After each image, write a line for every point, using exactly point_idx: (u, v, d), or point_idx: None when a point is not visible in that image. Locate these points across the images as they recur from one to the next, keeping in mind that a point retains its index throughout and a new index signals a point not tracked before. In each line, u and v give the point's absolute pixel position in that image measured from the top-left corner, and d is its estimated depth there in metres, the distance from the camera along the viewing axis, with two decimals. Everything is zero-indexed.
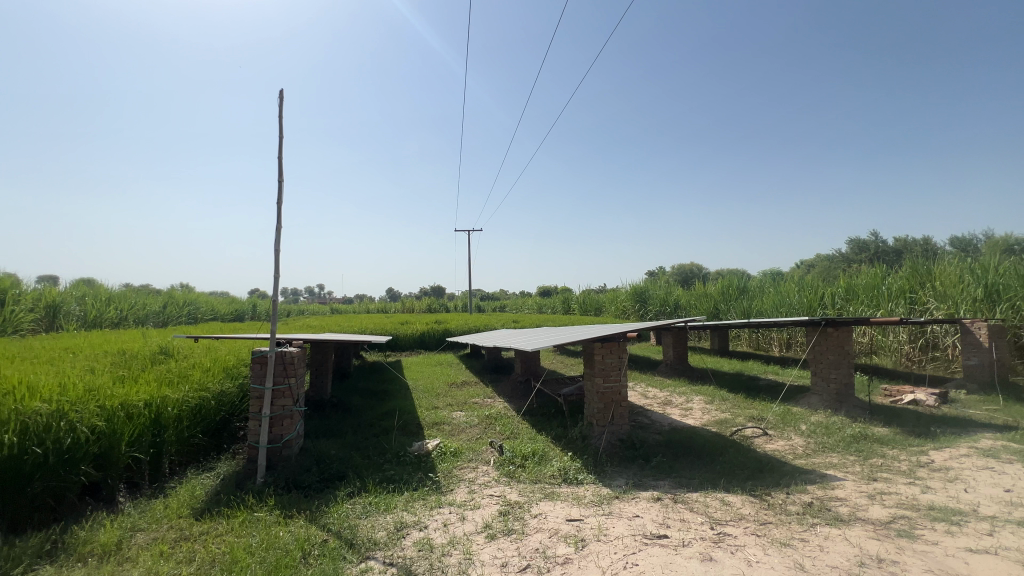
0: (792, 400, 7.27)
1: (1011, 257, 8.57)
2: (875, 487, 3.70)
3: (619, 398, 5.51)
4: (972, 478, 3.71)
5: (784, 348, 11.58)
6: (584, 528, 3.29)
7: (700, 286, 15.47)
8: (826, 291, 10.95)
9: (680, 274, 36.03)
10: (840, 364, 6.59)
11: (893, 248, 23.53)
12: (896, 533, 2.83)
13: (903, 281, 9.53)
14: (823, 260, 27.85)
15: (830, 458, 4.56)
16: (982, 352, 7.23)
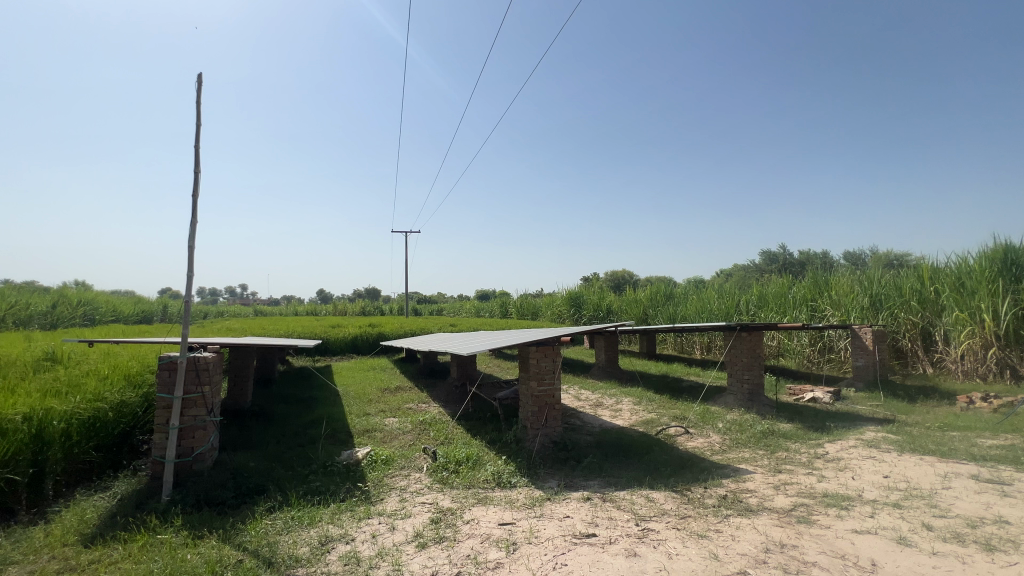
0: (711, 399, 7.80)
1: (891, 270, 9.79)
2: (780, 478, 4.05)
3: (552, 401, 5.61)
4: (858, 466, 4.18)
5: (705, 351, 12.40)
6: (516, 531, 3.31)
7: (631, 292, 16.20)
8: (742, 298, 11.88)
9: (613, 280, 37.50)
10: (752, 366, 7.16)
11: (798, 260, 26.01)
12: (797, 520, 3.11)
13: (806, 290, 10.56)
14: (740, 270, 30.21)
15: (743, 453, 4.94)
16: (868, 354, 8.17)
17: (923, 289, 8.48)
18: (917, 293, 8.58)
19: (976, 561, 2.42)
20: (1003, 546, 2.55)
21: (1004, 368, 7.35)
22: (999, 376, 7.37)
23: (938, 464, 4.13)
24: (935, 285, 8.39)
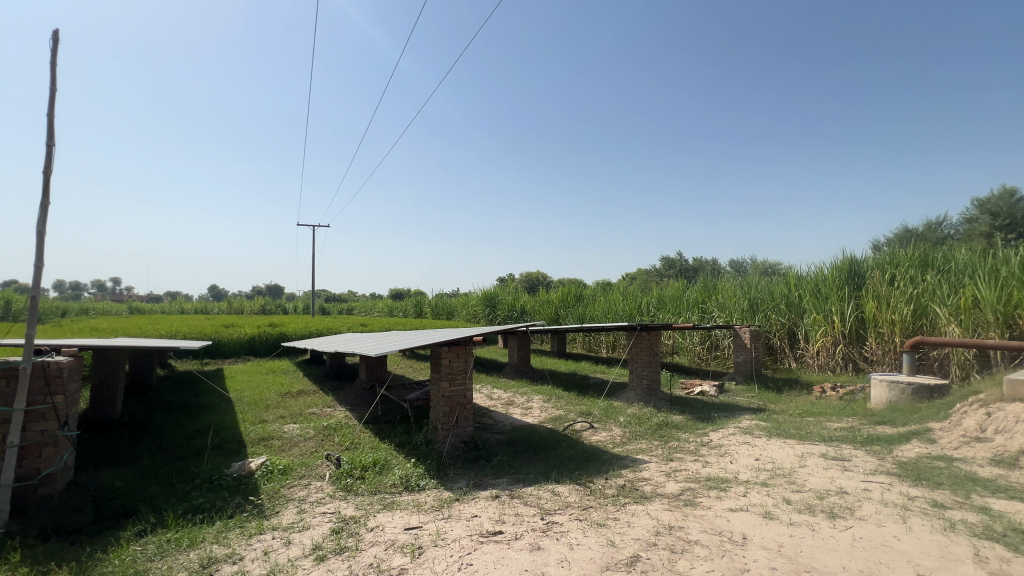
0: (614, 395, 8.29)
1: (765, 277, 11.13)
2: (671, 466, 4.42)
3: (464, 401, 5.60)
4: (735, 451, 4.69)
5: (611, 349, 13.15)
6: (422, 535, 3.25)
7: (543, 293, 16.70)
8: (644, 300, 12.78)
9: (527, 281, 38.38)
10: (650, 363, 7.74)
11: (692, 266, 28.57)
12: (684, 503, 3.40)
13: (697, 294, 11.64)
14: (642, 273, 32.50)
15: (640, 444, 5.31)
16: (747, 351, 9.20)
17: (790, 294, 9.75)
18: (785, 298, 9.85)
19: (822, 527, 2.82)
20: (842, 513, 3.01)
21: (848, 361, 8.69)
22: (845, 369, 8.70)
23: (797, 446, 4.77)
24: (798, 291, 9.69)
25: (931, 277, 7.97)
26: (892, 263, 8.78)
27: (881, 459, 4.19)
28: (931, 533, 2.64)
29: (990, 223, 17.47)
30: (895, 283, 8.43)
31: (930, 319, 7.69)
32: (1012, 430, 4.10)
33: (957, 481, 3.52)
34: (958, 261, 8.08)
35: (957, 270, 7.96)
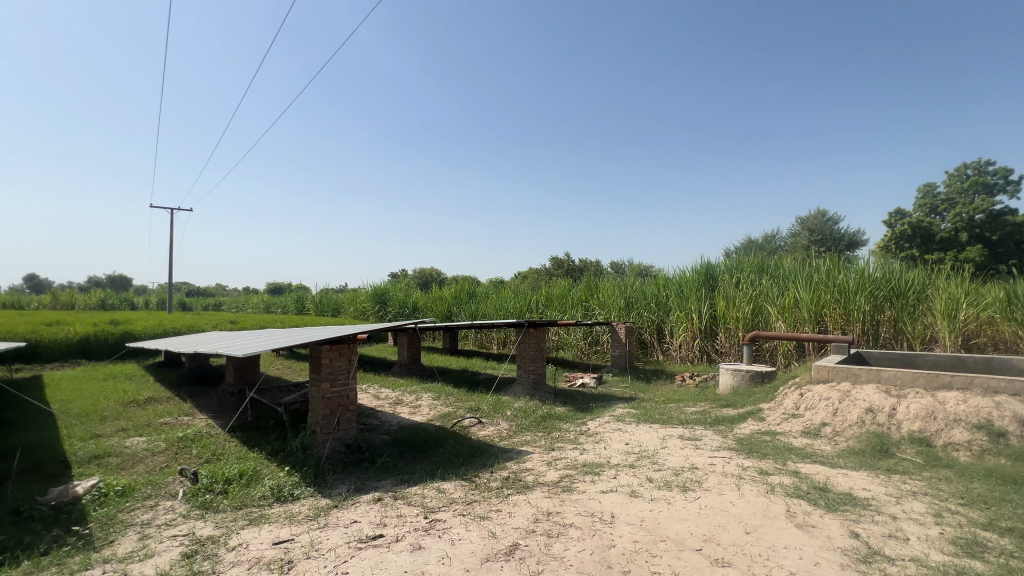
0: (502, 390, 8.50)
1: (640, 278, 12.24)
2: (552, 455, 4.65)
3: (346, 402, 5.30)
4: (609, 438, 5.10)
5: (501, 346, 13.44)
6: (293, 548, 3.01)
7: (436, 289, 16.49)
8: (533, 298, 13.27)
9: (420, 277, 37.58)
10: (537, 358, 8.07)
11: (578, 266, 30.37)
12: (562, 490, 3.61)
13: (581, 293, 12.42)
14: (533, 272, 33.74)
15: (525, 436, 5.51)
16: (622, 346, 10.06)
17: (659, 294, 10.86)
18: (655, 297, 10.95)
19: (676, 500, 3.19)
20: (692, 486, 3.43)
21: (704, 353, 9.94)
22: (701, 359, 9.95)
23: (660, 429, 5.33)
24: (666, 290, 10.84)
25: (765, 281, 9.45)
26: (737, 269, 10.25)
27: (724, 437, 4.87)
28: (757, 496, 3.14)
29: (809, 237, 21.28)
30: (740, 286, 9.85)
31: (764, 316, 9.13)
32: (816, 406, 5.05)
33: (777, 451, 4.23)
34: (784, 269, 9.69)
35: (784, 275, 9.56)
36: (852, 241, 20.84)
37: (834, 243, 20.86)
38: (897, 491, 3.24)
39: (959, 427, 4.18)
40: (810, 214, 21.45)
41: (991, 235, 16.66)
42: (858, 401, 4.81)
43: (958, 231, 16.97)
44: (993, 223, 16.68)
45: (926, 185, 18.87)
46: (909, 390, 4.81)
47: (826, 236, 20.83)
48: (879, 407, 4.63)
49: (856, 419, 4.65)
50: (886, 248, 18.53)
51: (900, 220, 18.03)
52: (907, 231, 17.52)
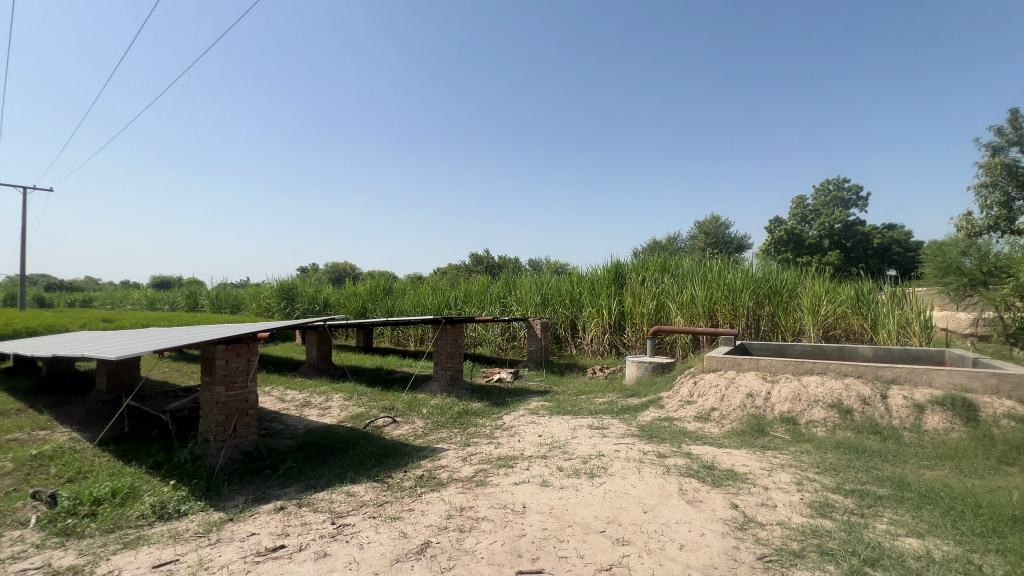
0: (418, 387, 8.34)
1: (556, 275, 12.68)
2: (467, 451, 4.67)
3: (244, 406, 4.88)
4: (524, 431, 5.23)
5: (419, 343, 13.17)
6: (178, 569, 2.72)
7: (350, 285, 15.74)
8: (451, 294, 13.16)
9: (332, 272, 35.61)
10: (454, 354, 8.04)
11: (497, 263, 30.67)
12: (475, 484, 3.63)
13: (500, 289, 12.57)
14: (453, 268, 33.46)
15: (441, 434, 5.47)
16: (537, 341, 10.34)
17: (573, 291, 11.32)
18: (569, 294, 11.39)
19: (583, 487, 3.36)
20: (598, 472, 3.63)
21: (613, 347, 10.54)
22: (610, 353, 10.53)
23: (571, 420, 5.57)
24: (579, 287, 11.32)
25: (667, 280, 10.24)
26: (643, 268, 10.99)
27: (628, 424, 5.20)
28: (655, 477, 3.40)
29: (704, 240, 23.41)
30: (645, 284, 10.57)
31: (666, 312, 9.89)
32: (707, 393, 5.59)
33: (673, 435, 4.62)
34: (683, 269, 10.57)
35: (683, 275, 10.42)
36: (740, 244, 23.28)
37: (725, 246, 23.14)
38: (769, 465, 3.68)
39: (818, 406, 4.86)
40: (706, 219, 23.59)
41: (846, 242, 19.46)
42: (740, 386, 5.40)
43: (822, 238, 19.62)
44: (848, 232, 19.50)
45: (798, 197, 21.58)
46: (780, 375, 5.49)
47: (719, 239, 23.04)
48: (757, 392, 5.24)
49: (739, 403, 5.21)
50: (767, 252, 20.93)
51: (778, 227, 20.46)
52: (783, 236, 20.11)
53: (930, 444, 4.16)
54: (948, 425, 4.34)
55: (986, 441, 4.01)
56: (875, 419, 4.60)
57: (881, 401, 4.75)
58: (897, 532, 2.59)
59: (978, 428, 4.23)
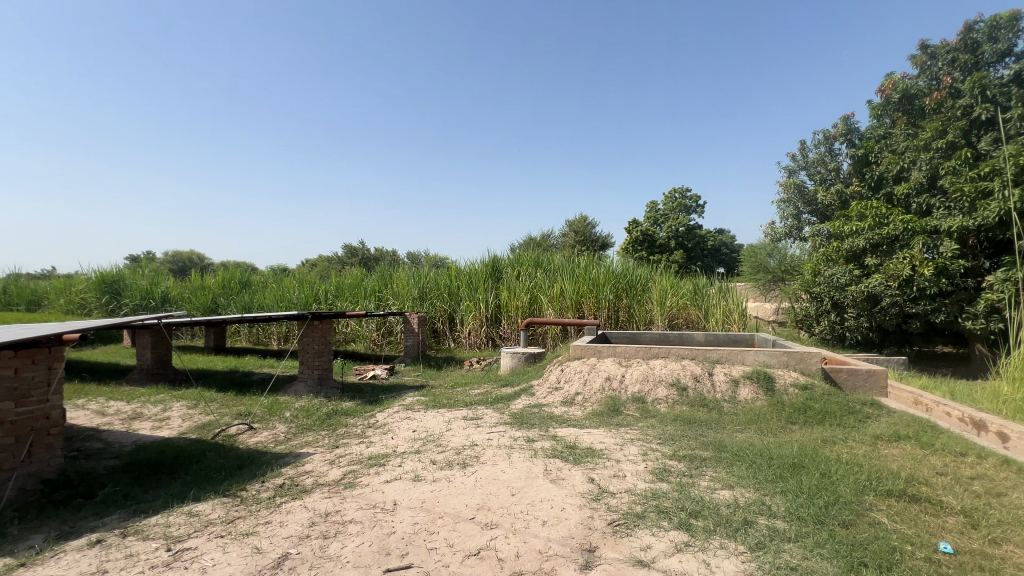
0: (281, 389, 7.62)
1: (434, 268, 12.56)
2: (336, 453, 4.41)
3: (43, 425, 4.03)
4: (398, 427, 5.11)
5: (283, 341, 11.99)
6: None
7: (195, 277, 13.71)
8: (321, 288, 12.22)
9: (173, 262, 30.64)
10: (322, 352, 7.51)
11: (374, 255, 29.32)
12: (343, 487, 3.46)
13: (375, 283, 12.06)
14: (324, 260, 31.12)
15: (306, 437, 5.08)
16: (414, 335, 10.14)
17: (451, 285, 11.34)
18: (447, 288, 11.37)
19: (456, 477, 3.41)
20: (471, 462, 3.72)
21: (490, 339, 10.80)
22: (487, 345, 10.78)
23: (446, 413, 5.59)
24: (457, 281, 11.37)
25: (540, 275, 10.79)
26: (518, 263, 11.43)
27: (501, 413, 5.40)
28: (524, 461, 3.60)
29: (574, 238, 25.15)
30: (520, 278, 11.01)
31: (538, 305, 10.41)
32: (572, 378, 6.06)
33: (542, 420, 4.93)
34: (555, 264, 11.24)
35: (554, 270, 11.08)
36: (605, 243, 25.50)
37: (592, 244, 25.11)
38: (621, 441, 4.14)
39: (662, 385, 5.58)
40: (576, 218, 25.32)
41: (688, 243, 22.43)
42: (600, 371, 5.96)
43: (669, 239, 22.36)
44: (690, 234, 22.46)
45: (652, 202, 24.19)
46: (633, 360, 6.18)
47: (587, 238, 24.95)
48: (614, 375, 5.84)
49: (599, 387, 5.75)
50: (627, 250, 23.25)
51: (636, 228, 22.83)
52: (639, 236, 22.67)
53: (741, 411, 5.05)
54: (754, 395, 5.32)
55: (778, 406, 5.00)
56: (704, 394, 5.43)
57: (709, 378, 5.63)
58: (715, 486, 3.11)
59: (774, 395, 5.25)
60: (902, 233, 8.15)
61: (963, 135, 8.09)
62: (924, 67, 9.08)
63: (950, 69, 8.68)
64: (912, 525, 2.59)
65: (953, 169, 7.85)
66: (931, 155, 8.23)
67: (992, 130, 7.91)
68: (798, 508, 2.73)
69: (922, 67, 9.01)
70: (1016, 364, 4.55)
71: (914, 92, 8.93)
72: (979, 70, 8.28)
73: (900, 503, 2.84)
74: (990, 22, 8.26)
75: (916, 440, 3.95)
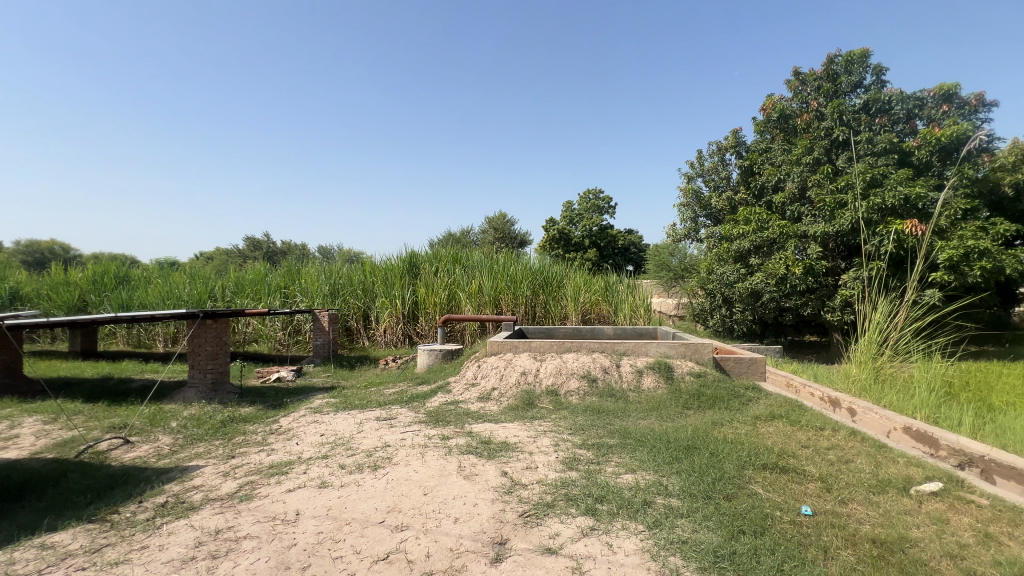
0: (166, 397, 6.81)
1: (347, 264, 11.96)
2: (231, 464, 4.03)
3: None
4: (304, 432, 4.79)
5: (170, 344, 10.70)
6: None
7: (56, 271, 11.78)
8: (216, 284, 11.09)
9: (28, 253, 26.10)
10: (216, 354, 6.84)
11: (280, 249, 27.25)
12: (238, 500, 3.17)
13: (280, 278, 11.21)
14: (221, 252, 28.32)
15: (196, 448, 4.59)
16: (325, 334, 9.59)
17: (366, 281, 10.88)
18: (361, 284, 10.90)
19: (366, 480, 3.28)
20: (383, 463, 3.60)
21: (407, 336, 10.53)
22: (404, 343, 10.50)
23: (359, 414, 5.36)
24: (372, 277, 10.93)
25: (459, 271, 10.72)
26: (436, 259, 11.26)
27: (417, 412, 5.30)
28: (438, 459, 3.56)
29: (494, 235, 25.35)
30: (438, 274, 10.85)
31: (457, 301, 10.33)
32: (489, 374, 6.11)
33: (457, 417, 4.91)
34: (473, 261, 11.22)
35: (473, 266, 11.07)
36: (523, 240, 25.99)
37: (511, 241, 25.47)
38: (534, 433, 4.25)
39: (574, 378, 5.82)
40: (495, 216, 25.53)
41: (601, 242, 23.59)
42: (516, 366, 6.08)
43: (584, 238, 23.37)
44: (603, 234, 23.63)
45: (568, 202, 25.03)
46: (547, 354, 6.37)
47: (506, 235, 25.26)
48: (529, 369, 5.98)
49: (514, 381, 5.86)
50: (544, 248, 23.90)
51: (553, 226, 23.55)
52: (556, 234, 23.41)
53: (645, 399, 5.42)
54: (656, 383, 5.73)
55: (677, 393, 5.44)
56: (613, 385, 5.75)
57: (616, 369, 5.96)
58: (619, 471, 3.30)
59: (673, 383, 5.70)
60: (779, 237, 9.24)
61: (826, 153, 9.35)
62: (797, 91, 10.32)
63: (816, 95, 9.97)
64: (781, 493, 2.95)
65: (818, 182, 9.04)
66: (802, 169, 9.40)
67: (847, 150, 9.22)
68: (691, 486, 2.99)
69: (795, 91, 10.26)
70: (861, 349, 5.37)
71: (789, 113, 10.13)
72: (838, 98, 9.60)
73: (773, 475, 3.22)
74: (846, 57, 9.60)
75: (786, 419, 4.51)
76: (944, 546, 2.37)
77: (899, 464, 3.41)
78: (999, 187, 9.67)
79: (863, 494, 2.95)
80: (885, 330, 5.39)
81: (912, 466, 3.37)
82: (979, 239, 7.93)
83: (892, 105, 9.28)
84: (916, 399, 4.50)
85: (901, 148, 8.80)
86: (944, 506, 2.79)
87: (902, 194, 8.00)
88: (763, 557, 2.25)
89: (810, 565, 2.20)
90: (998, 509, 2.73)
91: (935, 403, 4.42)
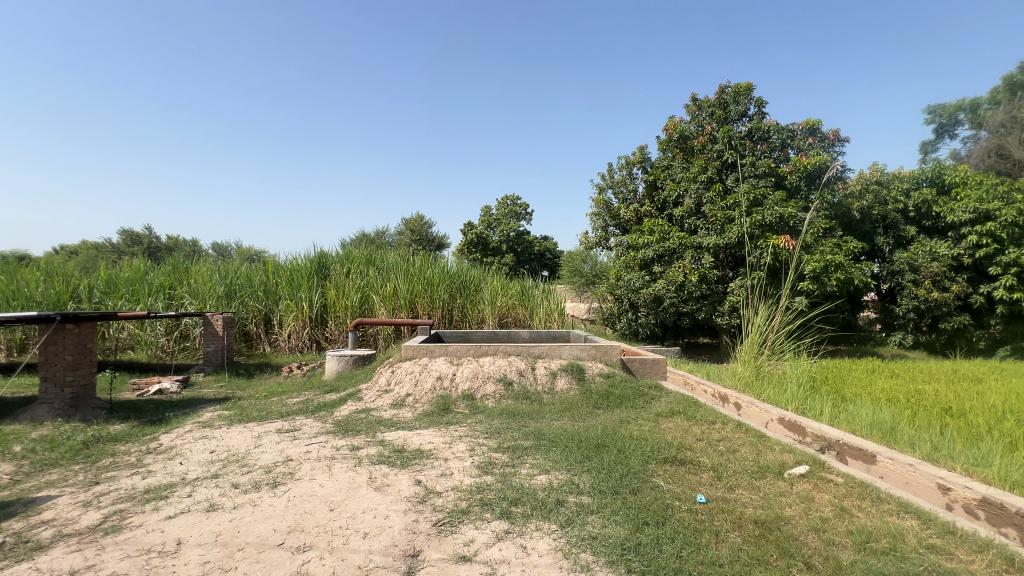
0: (9, 416, 5.71)
1: (246, 263, 10.97)
2: (95, 491, 3.47)
3: None
4: (189, 450, 4.27)
5: (15, 353, 9.00)
6: None
7: None
8: (81, 284, 9.57)
9: None
10: (78, 365, 5.88)
11: (164, 245, 24.22)
12: (102, 534, 2.73)
13: (164, 277, 9.97)
14: (89, 246, 24.52)
15: (48, 476, 3.89)
16: (218, 340, 8.65)
17: (268, 282, 10.05)
18: (263, 285, 10.04)
19: (263, 500, 3.00)
20: (284, 480, 3.32)
21: (314, 342, 9.86)
22: (310, 349, 9.81)
23: (256, 427, 4.90)
24: (275, 278, 10.11)
25: (372, 273, 10.29)
26: (348, 260, 10.71)
27: (324, 422, 4.97)
28: (346, 472, 3.35)
29: (410, 237, 24.78)
30: (350, 275, 10.33)
31: (370, 304, 9.90)
32: (403, 380, 5.92)
33: (368, 425, 4.69)
34: (388, 262, 10.84)
35: (387, 268, 10.69)
36: (440, 243, 25.66)
37: (428, 244, 25.02)
38: (450, 439, 4.18)
39: (490, 382, 5.84)
40: (412, 217, 24.95)
41: (518, 247, 24.07)
42: (431, 370, 5.95)
43: (502, 243, 23.73)
44: (520, 240, 24.10)
45: (486, 207, 25.19)
46: (463, 359, 6.32)
47: (423, 238, 24.80)
48: (445, 374, 5.89)
49: (430, 387, 5.73)
50: (462, 251, 23.85)
51: (471, 231, 23.57)
52: (474, 239, 23.46)
53: (558, 400, 5.58)
54: (569, 385, 5.93)
55: (588, 394, 5.68)
56: (528, 388, 5.85)
57: (532, 372, 6.08)
58: (534, 473, 3.36)
59: (585, 384, 5.94)
60: (678, 247, 10.04)
61: (717, 172, 10.37)
62: (694, 115, 11.35)
63: (710, 121, 11.04)
64: (680, 484, 3.18)
65: (711, 199, 10.01)
66: (697, 186, 10.33)
67: (735, 171, 10.31)
68: (600, 483, 3.13)
69: (693, 115, 11.28)
70: (745, 349, 6.00)
71: (687, 134, 11.09)
72: (727, 124, 10.71)
73: (672, 467, 3.47)
74: (734, 89, 10.74)
75: (684, 414, 4.89)
76: (810, 521, 2.71)
77: (775, 451, 3.85)
78: (850, 211, 11.32)
79: (747, 480, 3.28)
80: (764, 332, 6.08)
81: (785, 452, 3.83)
82: (835, 254, 9.27)
83: (771, 135, 10.54)
84: (789, 393, 5.12)
85: (777, 173, 10.04)
86: (809, 486, 3.20)
87: (778, 213, 9.12)
88: (665, 546, 2.40)
89: (705, 549, 2.39)
90: (850, 485, 3.18)
91: (802, 395, 5.06)
